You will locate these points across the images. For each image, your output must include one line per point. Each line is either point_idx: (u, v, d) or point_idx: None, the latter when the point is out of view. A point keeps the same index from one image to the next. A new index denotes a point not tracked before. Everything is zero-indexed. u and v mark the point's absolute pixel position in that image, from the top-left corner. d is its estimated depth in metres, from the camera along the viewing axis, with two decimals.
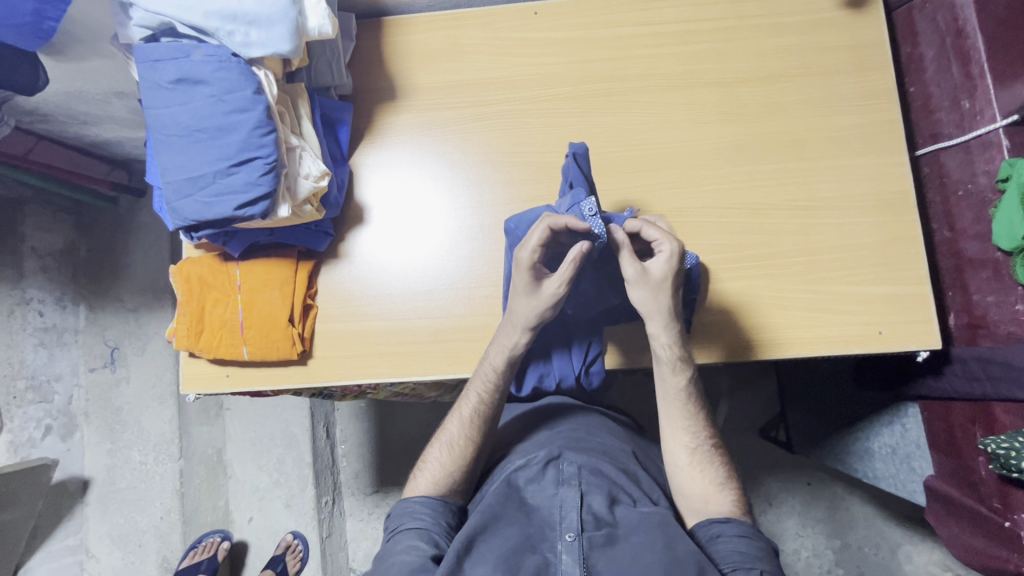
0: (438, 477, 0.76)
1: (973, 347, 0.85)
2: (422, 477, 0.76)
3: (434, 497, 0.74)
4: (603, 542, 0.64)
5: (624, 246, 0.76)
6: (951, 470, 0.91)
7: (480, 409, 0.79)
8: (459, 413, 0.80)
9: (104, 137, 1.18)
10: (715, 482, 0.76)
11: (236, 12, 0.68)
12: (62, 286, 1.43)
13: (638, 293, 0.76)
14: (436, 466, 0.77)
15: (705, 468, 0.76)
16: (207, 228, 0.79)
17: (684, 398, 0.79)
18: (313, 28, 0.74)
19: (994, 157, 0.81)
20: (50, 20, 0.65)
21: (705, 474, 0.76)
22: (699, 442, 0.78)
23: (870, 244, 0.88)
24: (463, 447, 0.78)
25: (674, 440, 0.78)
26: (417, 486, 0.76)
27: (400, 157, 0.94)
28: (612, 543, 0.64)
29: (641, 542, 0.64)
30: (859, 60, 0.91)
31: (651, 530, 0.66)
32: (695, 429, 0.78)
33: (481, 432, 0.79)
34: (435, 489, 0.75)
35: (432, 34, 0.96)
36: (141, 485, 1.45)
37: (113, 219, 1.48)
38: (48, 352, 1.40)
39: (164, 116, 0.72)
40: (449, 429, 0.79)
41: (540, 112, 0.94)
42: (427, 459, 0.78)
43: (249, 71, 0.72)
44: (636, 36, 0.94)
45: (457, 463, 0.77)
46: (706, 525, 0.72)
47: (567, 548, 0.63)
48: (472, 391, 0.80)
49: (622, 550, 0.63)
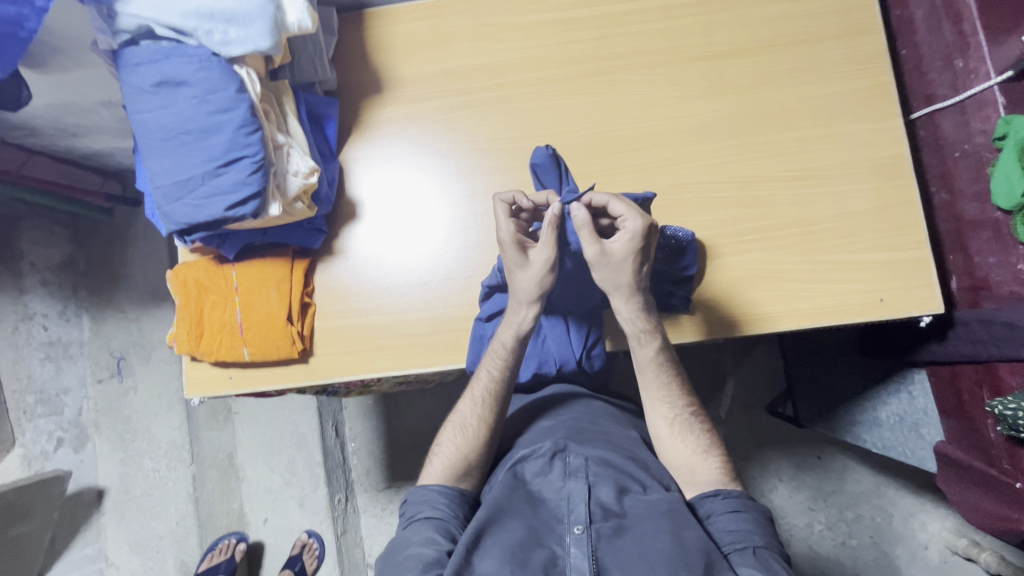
0: (454, 461, 0.76)
1: (976, 310, 0.85)
2: (437, 461, 0.76)
3: (450, 486, 0.74)
4: (610, 533, 0.64)
5: (581, 226, 0.74)
6: (960, 433, 0.91)
7: (492, 388, 0.79)
8: (470, 393, 0.80)
9: (96, 148, 1.18)
10: (700, 450, 0.76)
11: (213, 11, 0.68)
12: (63, 299, 1.44)
13: (599, 274, 0.76)
14: (450, 448, 0.77)
15: (687, 436, 0.77)
16: (198, 231, 0.79)
17: (657, 368, 0.79)
18: (292, 23, 0.73)
19: (989, 116, 0.80)
20: (12, 54, 0.64)
21: (687, 443, 0.77)
22: (679, 412, 0.79)
23: (867, 211, 0.87)
24: (477, 429, 0.78)
25: (655, 411, 0.80)
26: (433, 472, 0.75)
27: (390, 151, 0.94)
28: (620, 535, 0.64)
29: (648, 532, 0.64)
30: (848, 24, 0.90)
31: (661, 519, 0.65)
32: (675, 399, 0.79)
33: (494, 412, 0.79)
34: (450, 474, 0.75)
35: (414, 24, 0.95)
36: (154, 492, 1.46)
37: (110, 230, 1.49)
38: (54, 365, 1.42)
39: (149, 119, 0.71)
40: (463, 412, 0.80)
41: (528, 96, 0.93)
42: (439, 443, 0.78)
43: (230, 71, 0.71)
44: (620, 13, 0.93)
45: (472, 445, 0.77)
46: (697, 501, 0.72)
47: (574, 540, 0.63)
48: (484, 370, 0.81)
49: (629, 542, 0.63)
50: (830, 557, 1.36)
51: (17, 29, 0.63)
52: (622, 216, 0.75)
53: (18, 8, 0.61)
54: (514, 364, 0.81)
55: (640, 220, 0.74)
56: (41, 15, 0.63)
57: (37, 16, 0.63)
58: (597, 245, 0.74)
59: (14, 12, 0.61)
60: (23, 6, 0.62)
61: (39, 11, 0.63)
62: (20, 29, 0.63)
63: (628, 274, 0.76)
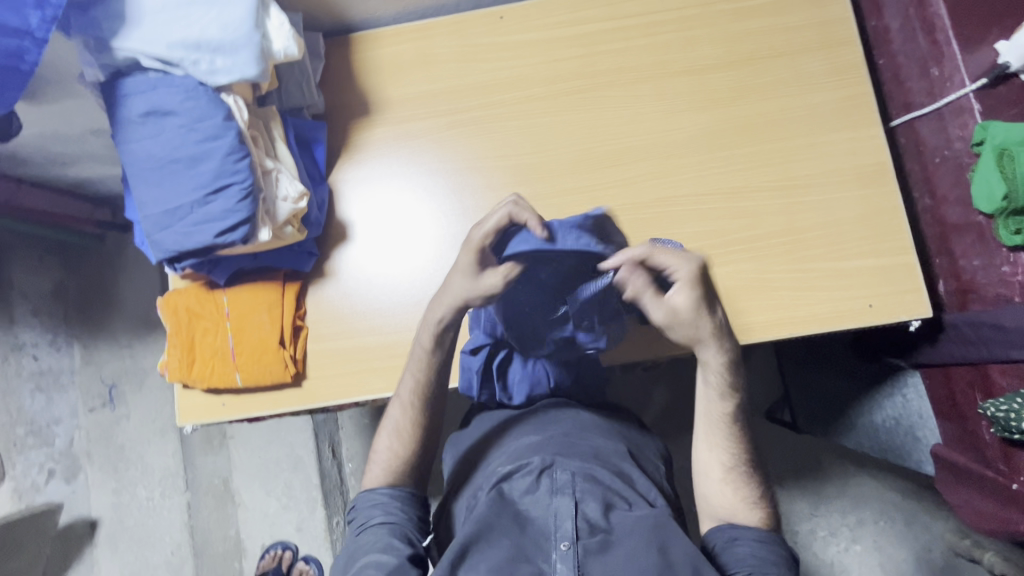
0: (393, 465, 0.81)
1: (964, 312, 0.85)
2: (376, 466, 0.82)
3: (396, 488, 0.80)
4: (597, 549, 0.64)
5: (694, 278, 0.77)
6: (959, 436, 0.92)
7: (415, 389, 0.82)
8: (398, 397, 0.83)
9: (86, 176, 1.18)
10: (746, 501, 0.77)
11: (199, 41, 0.69)
12: (54, 328, 1.44)
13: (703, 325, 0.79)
14: (387, 452, 0.82)
15: (739, 487, 0.77)
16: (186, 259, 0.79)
17: (727, 422, 0.79)
18: (279, 51, 0.74)
19: (967, 122, 0.82)
20: (12, 91, 0.63)
21: (738, 492, 0.77)
22: (736, 463, 0.78)
23: (852, 218, 0.87)
24: (411, 431, 0.82)
25: (710, 454, 0.79)
26: (373, 477, 0.81)
27: (380, 173, 0.94)
28: (606, 550, 0.64)
29: (635, 546, 0.64)
30: (825, 36, 0.92)
31: (646, 534, 0.65)
32: (735, 449, 0.79)
33: (424, 412, 0.82)
34: (390, 477, 0.80)
35: (400, 47, 0.96)
36: (149, 522, 1.44)
37: (101, 257, 1.48)
38: (46, 396, 1.41)
39: (137, 149, 0.72)
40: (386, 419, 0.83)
41: (516, 114, 0.94)
42: (378, 448, 0.83)
43: (218, 99, 0.72)
44: (602, 32, 0.94)
45: (406, 446, 0.82)
46: (720, 531, 0.75)
47: (561, 557, 0.63)
48: (407, 376, 0.82)
49: (618, 555, 0.63)
50: (834, 563, 1.35)
51: (17, 62, 0.62)
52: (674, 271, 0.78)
53: (19, 39, 0.61)
54: (438, 365, 0.82)
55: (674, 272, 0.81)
56: (42, 46, 0.63)
57: (37, 48, 0.63)
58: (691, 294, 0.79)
59: (15, 44, 0.61)
60: (23, 37, 0.62)
61: (39, 43, 0.63)
62: (20, 62, 0.62)
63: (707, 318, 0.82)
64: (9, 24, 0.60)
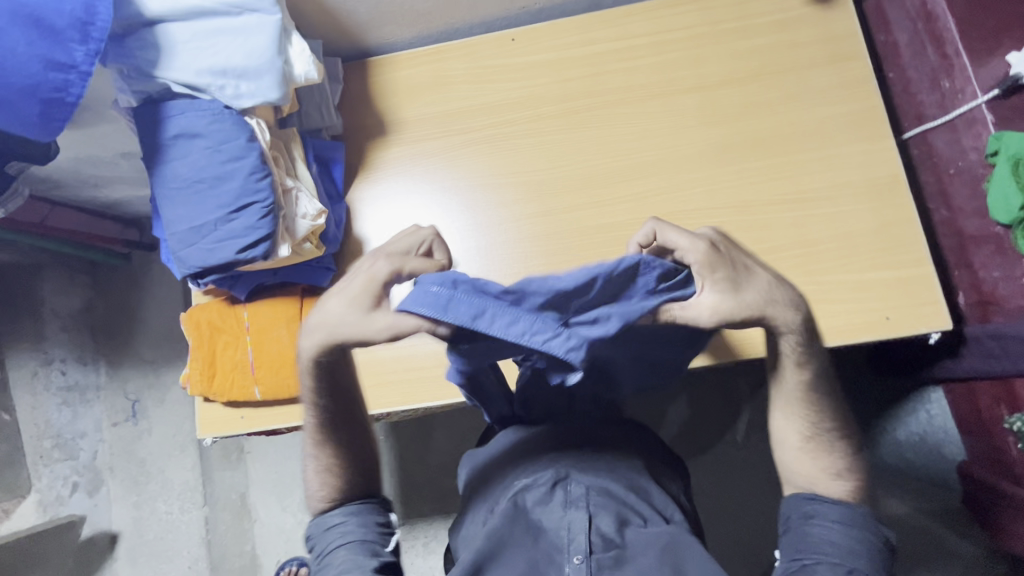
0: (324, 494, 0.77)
1: (986, 325, 0.84)
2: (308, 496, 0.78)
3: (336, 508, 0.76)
4: (610, 564, 0.65)
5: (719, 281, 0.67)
6: (985, 452, 0.91)
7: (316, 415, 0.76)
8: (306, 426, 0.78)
9: (116, 197, 1.23)
10: (830, 471, 0.73)
11: (226, 67, 0.73)
12: (81, 344, 1.48)
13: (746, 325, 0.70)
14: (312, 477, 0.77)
15: (820, 455, 0.73)
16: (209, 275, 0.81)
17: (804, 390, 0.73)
18: (300, 75, 0.78)
19: (980, 133, 0.81)
20: (57, 121, 0.67)
21: (819, 460, 0.73)
22: (820, 429, 0.73)
23: (867, 230, 0.87)
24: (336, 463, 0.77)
25: (788, 424, 0.75)
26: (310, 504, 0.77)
27: (396, 190, 0.97)
28: (619, 566, 0.65)
29: (648, 565, 0.64)
30: (834, 51, 0.92)
31: (661, 553, 0.66)
32: (815, 417, 0.74)
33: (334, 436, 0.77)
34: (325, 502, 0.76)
35: (416, 69, 0.99)
36: (168, 536, 1.45)
37: (128, 274, 1.53)
38: (71, 410, 1.44)
39: (166, 170, 0.75)
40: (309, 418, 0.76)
41: (528, 132, 0.96)
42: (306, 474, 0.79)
43: (242, 121, 0.75)
44: (612, 51, 0.96)
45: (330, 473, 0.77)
46: (798, 503, 0.73)
47: (574, 570, 0.64)
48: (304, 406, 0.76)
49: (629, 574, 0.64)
50: None
51: (62, 95, 0.66)
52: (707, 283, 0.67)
53: (65, 73, 0.65)
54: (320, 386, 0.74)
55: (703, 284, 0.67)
56: (84, 79, 0.66)
57: (81, 81, 0.67)
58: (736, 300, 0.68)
59: (62, 78, 0.65)
60: (68, 72, 0.66)
61: (83, 76, 0.67)
62: (65, 95, 0.66)
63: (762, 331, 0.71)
64: (57, 60, 0.65)
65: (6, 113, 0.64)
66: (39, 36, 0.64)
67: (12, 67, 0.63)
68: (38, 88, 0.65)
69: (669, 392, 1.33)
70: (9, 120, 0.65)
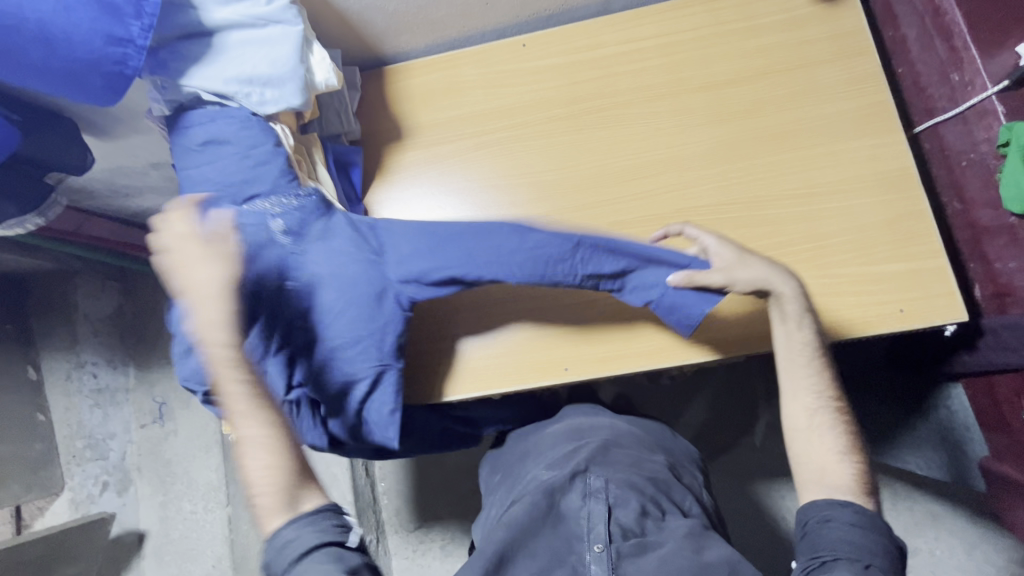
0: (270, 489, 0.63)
1: (1003, 316, 0.83)
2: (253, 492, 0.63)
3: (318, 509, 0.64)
4: (632, 552, 0.64)
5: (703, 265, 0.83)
6: (1005, 447, 0.90)
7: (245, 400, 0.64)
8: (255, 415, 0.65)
9: (147, 206, 1.29)
10: (836, 451, 0.71)
11: (251, 76, 0.77)
12: (112, 348, 1.54)
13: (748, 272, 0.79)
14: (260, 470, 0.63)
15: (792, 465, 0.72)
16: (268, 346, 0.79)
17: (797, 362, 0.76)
18: (321, 82, 0.83)
19: (991, 124, 0.81)
20: (118, 93, 0.70)
21: (825, 442, 0.71)
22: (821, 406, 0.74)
23: (878, 223, 0.87)
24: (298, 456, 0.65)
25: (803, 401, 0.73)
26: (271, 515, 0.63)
27: (412, 193, 1.00)
28: (641, 553, 0.64)
29: (671, 550, 0.63)
30: (841, 48, 0.93)
31: (682, 540, 0.65)
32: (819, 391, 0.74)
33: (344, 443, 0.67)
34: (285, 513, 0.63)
35: (430, 76, 1.03)
36: (192, 535, 1.49)
37: (156, 281, 1.59)
38: (102, 412, 1.50)
39: (194, 175, 0.78)
40: (252, 468, 0.63)
41: (539, 134, 0.98)
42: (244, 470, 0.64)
43: (267, 127, 0.79)
44: (621, 54, 0.99)
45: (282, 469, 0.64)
46: (817, 507, 0.68)
47: (595, 559, 0.64)
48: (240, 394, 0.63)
49: (651, 559, 0.63)
50: None
51: (122, 68, 0.68)
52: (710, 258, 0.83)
53: (123, 47, 0.68)
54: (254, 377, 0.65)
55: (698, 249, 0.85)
56: (142, 52, 0.69)
57: (138, 54, 0.69)
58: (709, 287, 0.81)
59: (121, 52, 0.68)
60: (127, 46, 0.68)
61: (140, 49, 0.69)
62: (125, 67, 0.69)
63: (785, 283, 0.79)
64: (115, 34, 0.67)
65: (75, 84, 0.67)
66: (95, 11, 0.66)
67: (74, 39, 0.65)
68: (100, 62, 0.67)
69: (685, 393, 1.33)
70: (76, 92, 0.68)
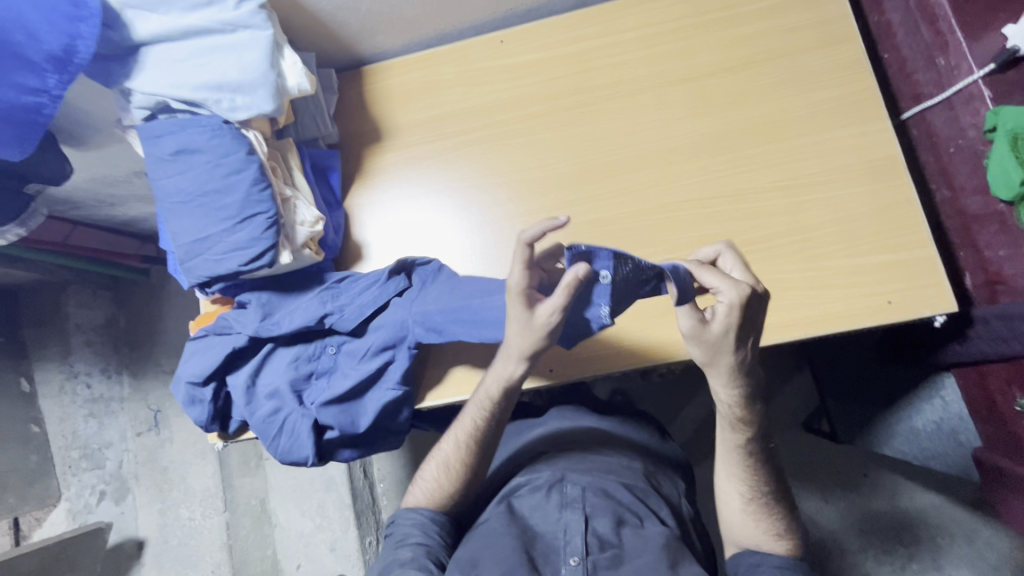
0: (433, 493, 0.79)
1: (994, 306, 0.81)
2: (419, 490, 0.81)
3: (437, 512, 0.79)
4: (608, 564, 0.63)
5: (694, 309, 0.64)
6: (998, 437, 0.89)
7: (473, 435, 0.79)
8: (452, 433, 0.80)
9: (133, 215, 1.28)
10: (769, 531, 0.74)
11: (221, 82, 0.75)
12: (105, 357, 1.54)
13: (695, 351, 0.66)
14: (431, 480, 0.80)
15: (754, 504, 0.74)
16: (302, 372, 0.87)
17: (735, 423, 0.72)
18: (293, 87, 0.81)
19: (978, 109, 0.79)
20: (30, 140, 0.70)
21: (761, 523, 0.75)
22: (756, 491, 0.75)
23: (863, 214, 0.85)
24: (459, 472, 0.79)
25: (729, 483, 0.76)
26: (416, 499, 0.80)
27: (393, 195, 0.99)
28: (617, 566, 0.63)
29: (645, 564, 0.62)
30: (825, 34, 0.91)
31: (657, 551, 0.64)
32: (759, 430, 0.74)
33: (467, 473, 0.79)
34: (433, 503, 0.79)
35: (408, 76, 1.02)
36: (191, 541, 1.49)
37: (148, 289, 1.59)
38: (98, 421, 1.50)
39: (168, 184, 0.78)
40: (426, 474, 0.82)
41: (519, 132, 0.97)
42: (422, 475, 0.82)
43: (240, 135, 0.78)
44: (601, 48, 0.97)
45: (451, 481, 0.79)
46: (744, 558, 0.74)
47: (570, 572, 0.63)
48: (427, 473, 0.81)
49: (626, 572, 0.62)
50: None
51: (35, 116, 0.69)
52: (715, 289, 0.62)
53: (37, 97, 0.68)
54: (497, 412, 0.78)
55: (732, 290, 0.61)
56: (57, 101, 0.70)
57: (53, 103, 0.70)
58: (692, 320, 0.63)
59: (34, 102, 0.68)
60: (41, 95, 0.69)
61: (55, 99, 0.70)
62: (39, 116, 0.70)
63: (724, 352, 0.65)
64: (28, 85, 0.67)
65: None
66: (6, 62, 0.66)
67: None
68: (12, 112, 0.68)
69: (681, 387, 1.32)
70: None
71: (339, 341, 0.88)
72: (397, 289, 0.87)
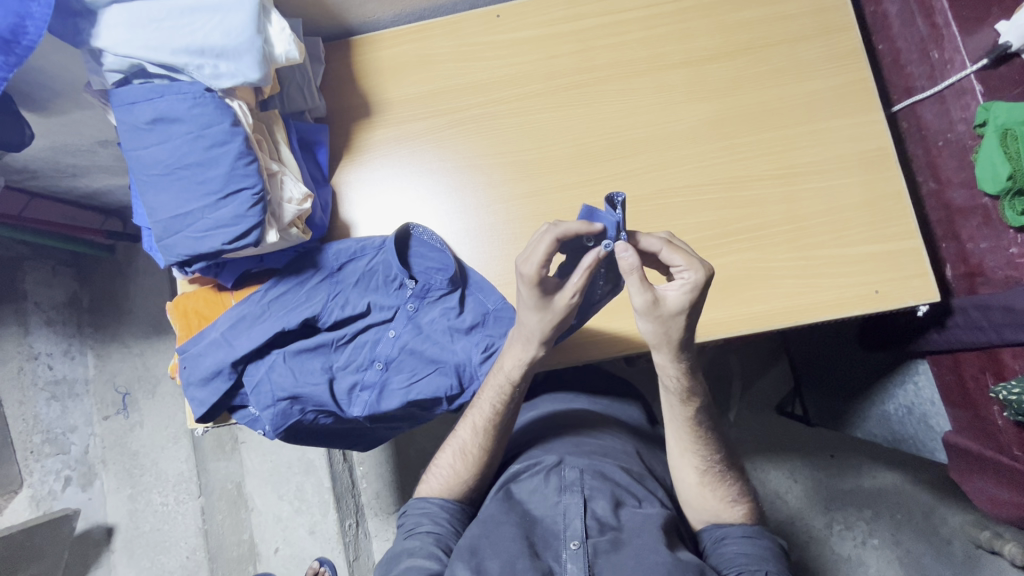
0: (452, 484, 0.78)
1: (973, 297, 0.84)
2: (434, 480, 0.79)
3: (450, 500, 0.77)
4: (608, 547, 0.64)
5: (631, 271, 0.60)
6: (968, 422, 0.92)
7: (492, 421, 0.78)
8: (469, 420, 0.80)
9: (96, 187, 1.20)
10: (727, 499, 0.75)
11: (203, 47, 0.70)
12: (68, 336, 1.45)
13: (645, 324, 0.64)
14: (449, 470, 0.79)
15: (717, 486, 0.75)
16: (345, 380, 0.88)
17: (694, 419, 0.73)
18: (280, 54, 0.76)
19: (968, 103, 0.81)
20: None
21: (717, 492, 0.75)
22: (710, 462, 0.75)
23: (855, 204, 0.87)
24: (476, 457, 0.78)
25: (683, 458, 0.76)
26: (431, 489, 0.79)
27: (383, 173, 0.95)
28: (617, 548, 0.64)
29: (644, 544, 0.63)
30: (824, 22, 0.91)
31: (655, 532, 0.65)
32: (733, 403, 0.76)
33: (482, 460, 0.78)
34: (450, 492, 0.78)
35: (399, 48, 0.97)
36: (164, 527, 1.45)
37: (112, 266, 1.51)
38: (61, 404, 1.42)
39: (145, 155, 0.73)
40: (440, 463, 0.81)
41: (516, 112, 0.94)
42: (438, 463, 0.81)
43: (224, 105, 0.73)
44: (600, 26, 0.95)
45: (469, 469, 0.78)
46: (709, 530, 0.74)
47: (571, 556, 0.63)
48: (444, 461, 0.80)
49: (626, 555, 0.63)
50: (851, 558, 1.22)
51: None
52: (679, 266, 0.62)
53: None
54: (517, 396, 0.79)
55: (700, 273, 0.61)
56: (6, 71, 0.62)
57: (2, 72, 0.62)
58: (649, 292, 0.61)
59: None
60: None
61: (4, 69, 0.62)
62: None
63: (677, 329, 0.64)
64: None
65: None
66: None
67: None
68: None
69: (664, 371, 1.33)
70: None
71: (389, 356, 0.88)
72: (469, 323, 0.88)
